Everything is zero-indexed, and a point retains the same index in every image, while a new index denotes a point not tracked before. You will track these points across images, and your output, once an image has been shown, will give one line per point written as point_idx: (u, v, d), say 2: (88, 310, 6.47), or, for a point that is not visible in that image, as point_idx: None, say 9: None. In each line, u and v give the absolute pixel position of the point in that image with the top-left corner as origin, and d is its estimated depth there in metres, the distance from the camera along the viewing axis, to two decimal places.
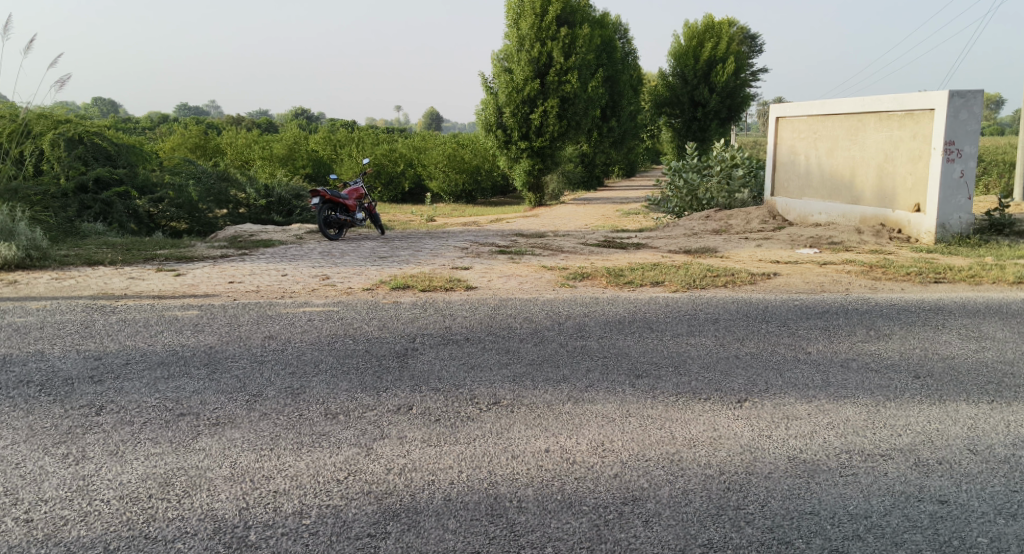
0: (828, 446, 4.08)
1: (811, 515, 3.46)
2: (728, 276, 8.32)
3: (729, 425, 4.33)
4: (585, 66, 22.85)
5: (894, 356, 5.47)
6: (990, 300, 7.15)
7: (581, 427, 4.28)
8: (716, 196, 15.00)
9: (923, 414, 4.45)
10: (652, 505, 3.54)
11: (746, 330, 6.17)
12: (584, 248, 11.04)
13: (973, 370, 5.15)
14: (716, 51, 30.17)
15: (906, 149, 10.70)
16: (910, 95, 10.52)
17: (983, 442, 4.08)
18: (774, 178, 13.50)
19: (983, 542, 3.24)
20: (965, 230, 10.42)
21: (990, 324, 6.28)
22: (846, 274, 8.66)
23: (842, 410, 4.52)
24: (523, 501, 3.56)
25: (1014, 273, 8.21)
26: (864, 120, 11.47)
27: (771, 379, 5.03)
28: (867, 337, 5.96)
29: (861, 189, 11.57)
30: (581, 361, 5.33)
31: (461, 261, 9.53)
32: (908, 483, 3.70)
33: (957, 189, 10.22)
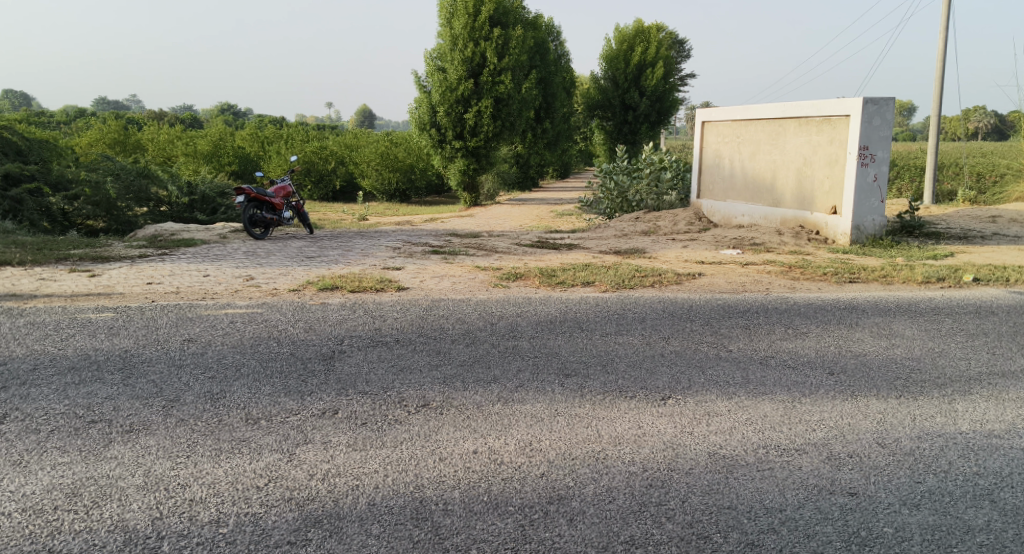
0: (746, 442, 4.21)
1: (728, 509, 3.56)
2: (656, 276, 8.48)
3: (653, 422, 4.42)
4: (518, 67, 22.96)
5: (810, 353, 5.66)
6: (901, 299, 7.48)
7: (509, 427, 4.30)
8: (646, 198, 15.27)
9: (836, 410, 4.62)
10: (576, 503, 3.59)
11: (672, 329, 6.30)
12: (517, 248, 11.09)
13: (883, 366, 5.38)
14: (646, 54, 30.68)
15: (823, 154, 11.09)
16: (828, 101, 10.91)
17: (891, 436, 4.26)
18: (700, 180, 13.82)
19: (889, 532, 3.39)
20: (877, 231, 10.90)
21: (900, 322, 6.56)
22: (767, 274, 8.93)
23: (760, 406, 4.67)
24: (449, 504, 3.55)
25: (923, 273, 8.61)
26: (785, 125, 11.84)
27: (694, 377, 5.14)
28: (786, 335, 6.16)
29: (782, 192, 11.95)
30: (512, 361, 5.35)
31: (392, 261, 9.45)
32: (820, 476, 3.84)
33: (870, 193, 10.68)
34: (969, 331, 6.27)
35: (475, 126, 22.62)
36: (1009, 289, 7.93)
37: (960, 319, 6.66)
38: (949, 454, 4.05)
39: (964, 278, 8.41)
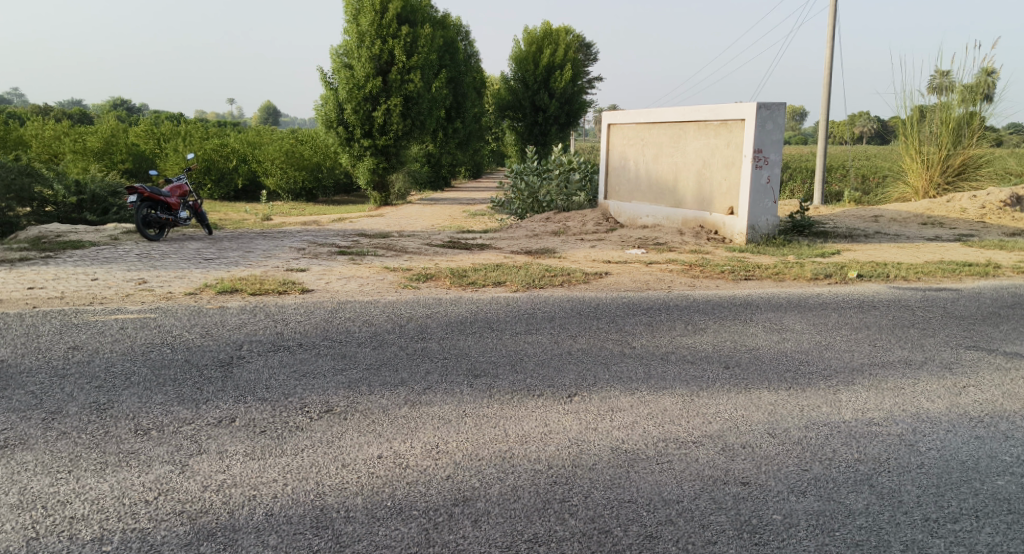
0: (647, 435, 4.32)
1: (629, 502, 3.64)
2: (565, 276, 8.57)
3: (559, 420, 4.47)
4: (427, 66, 22.86)
5: (708, 348, 5.86)
6: (793, 295, 7.84)
7: (416, 430, 4.27)
8: (556, 199, 15.44)
9: (731, 402, 4.80)
10: (481, 504, 3.60)
11: (580, 327, 6.38)
12: (426, 248, 11.04)
13: (774, 360, 5.62)
14: (555, 56, 31.05)
15: (721, 156, 11.49)
16: (724, 105, 11.30)
17: (781, 426, 4.46)
18: (607, 181, 14.08)
19: (778, 519, 3.54)
20: (771, 231, 11.37)
21: (791, 317, 6.86)
22: (669, 273, 9.18)
23: (660, 400, 4.80)
24: (351, 511, 3.50)
25: (813, 270, 9.03)
26: (685, 128, 12.19)
27: (599, 373, 5.24)
28: (686, 330, 6.36)
29: (683, 193, 12.30)
30: (420, 363, 5.32)
31: (297, 262, 9.25)
32: (716, 467, 3.98)
33: (763, 194, 11.14)
34: (853, 324, 6.63)
35: (384, 124, 22.37)
36: (889, 285, 8.43)
37: (846, 313, 7.03)
38: (833, 442, 4.27)
39: (849, 275, 8.87)
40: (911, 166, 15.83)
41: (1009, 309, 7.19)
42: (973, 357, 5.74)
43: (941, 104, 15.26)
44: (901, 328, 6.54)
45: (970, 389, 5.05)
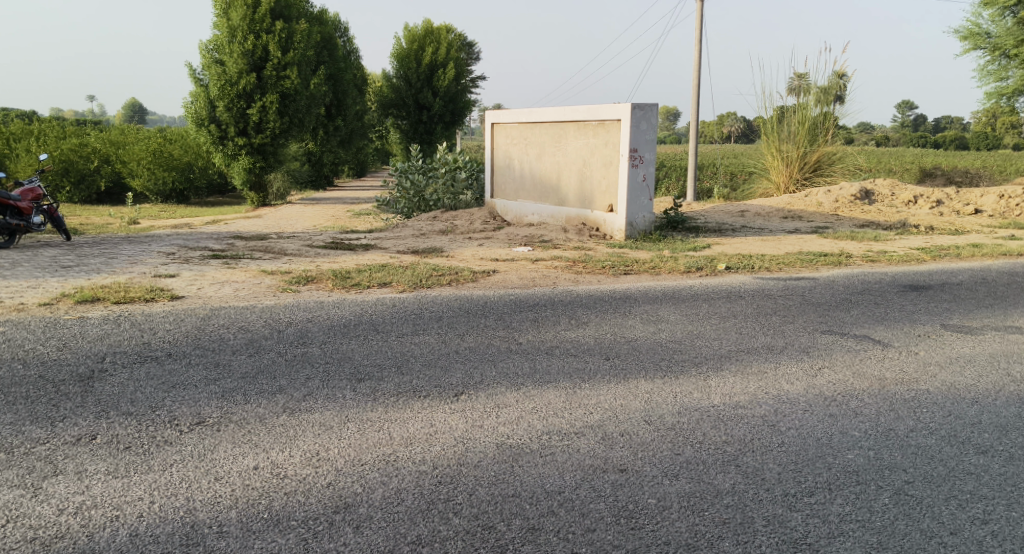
0: (532, 429, 4.37)
1: (513, 497, 3.68)
2: (452, 275, 8.54)
3: (445, 419, 4.46)
4: (303, 63, 22.30)
5: (590, 341, 6.00)
6: (668, 287, 8.14)
7: (295, 439, 4.15)
8: (443, 197, 15.37)
9: (610, 392, 4.94)
10: (363, 509, 3.54)
11: (466, 325, 6.38)
12: (306, 250, 10.77)
13: (651, 350, 5.82)
14: (436, 54, 30.94)
15: (600, 155, 11.79)
16: (601, 105, 11.60)
17: (656, 413, 4.62)
18: (492, 180, 14.16)
19: (653, 502, 3.66)
20: (648, 227, 11.76)
21: (666, 309, 7.12)
22: (554, 269, 9.32)
23: (545, 394, 4.87)
24: (224, 525, 3.37)
25: (686, 263, 9.40)
26: (565, 128, 12.43)
27: (486, 370, 5.26)
28: (569, 325, 6.47)
29: (566, 192, 12.52)
30: (301, 369, 5.16)
31: (166, 268, 8.81)
32: (596, 456, 4.08)
33: (640, 192, 11.51)
34: (722, 313, 6.95)
35: (260, 122, 21.61)
36: (755, 276, 8.88)
37: (715, 303, 7.36)
38: (704, 426, 4.46)
39: (719, 267, 9.29)
40: (772, 163, 16.83)
41: (859, 295, 7.74)
42: (828, 340, 6.14)
43: (798, 105, 16.17)
44: (765, 315, 6.92)
45: (825, 370, 5.41)
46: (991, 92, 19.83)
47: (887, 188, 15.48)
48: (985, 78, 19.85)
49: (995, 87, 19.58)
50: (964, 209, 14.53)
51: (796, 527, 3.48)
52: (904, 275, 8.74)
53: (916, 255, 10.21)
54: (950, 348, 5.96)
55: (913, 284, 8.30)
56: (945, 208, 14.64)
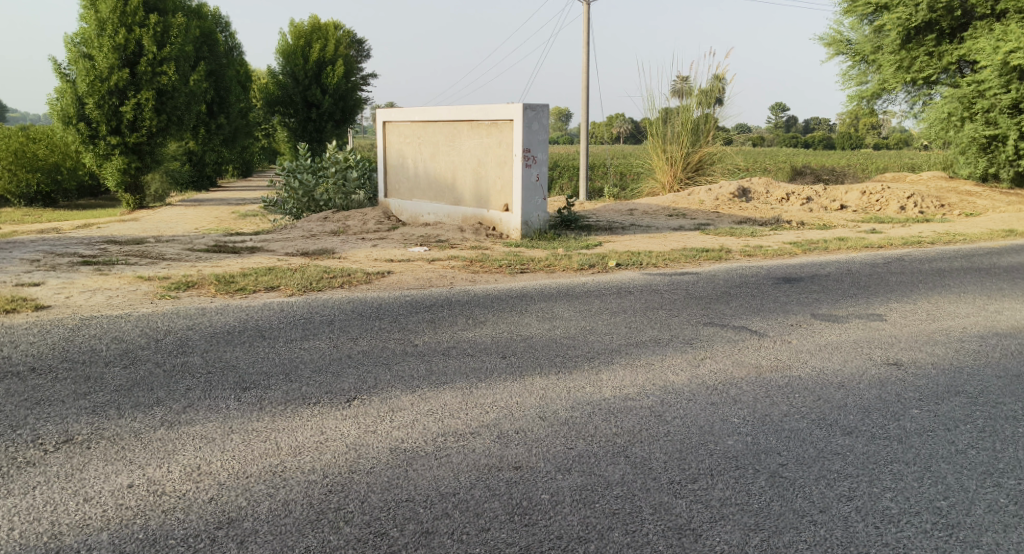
0: (427, 432, 4.33)
1: (406, 501, 3.63)
2: (344, 277, 8.39)
3: (336, 426, 4.36)
4: (181, 59, 21.37)
5: (486, 340, 6.00)
6: (562, 285, 8.24)
7: (174, 453, 3.96)
8: (334, 198, 15.03)
9: (506, 390, 4.95)
10: (248, 523, 3.41)
11: (359, 328, 6.26)
12: (187, 254, 10.30)
13: (545, 346, 5.88)
14: (324, 52, 30.34)
15: (494, 155, 11.84)
16: (494, 105, 11.66)
17: (550, 409, 4.67)
18: (385, 179, 13.97)
19: (547, 498, 3.70)
20: (543, 226, 11.89)
21: (560, 306, 7.21)
22: (450, 269, 9.28)
23: (440, 395, 4.84)
24: (93, 550, 3.18)
25: (580, 261, 9.55)
26: (458, 127, 12.41)
27: (379, 374, 5.17)
28: (466, 325, 6.46)
29: (461, 191, 12.51)
30: (181, 380, 4.92)
31: (30, 276, 8.24)
32: (491, 455, 4.09)
33: (534, 191, 11.64)
34: (613, 309, 7.11)
35: (135, 120, 20.54)
36: (643, 272, 9.13)
37: (606, 299, 7.52)
38: (595, 419, 4.54)
39: (610, 264, 9.50)
40: (657, 163, 17.36)
41: (738, 289, 8.08)
42: (709, 332, 6.39)
43: (681, 107, 16.75)
44: (653, 310, 7.12)
45: (707, 360, 5.62)
46: (853, 96, 21.15)
47: (762, 186, 16.24)
48: (848, 82, 21.15)
49: (857, 91, 20.88)
50: (830, 206, 15.42)
51: (681, 514, 3.59)
52: (778, 268, 9.23)
53: (790, 249, 10.76)
54: (818, 335, 6.31)
55: (786, 276, 8.76)
56: (814, 204, 15.50)
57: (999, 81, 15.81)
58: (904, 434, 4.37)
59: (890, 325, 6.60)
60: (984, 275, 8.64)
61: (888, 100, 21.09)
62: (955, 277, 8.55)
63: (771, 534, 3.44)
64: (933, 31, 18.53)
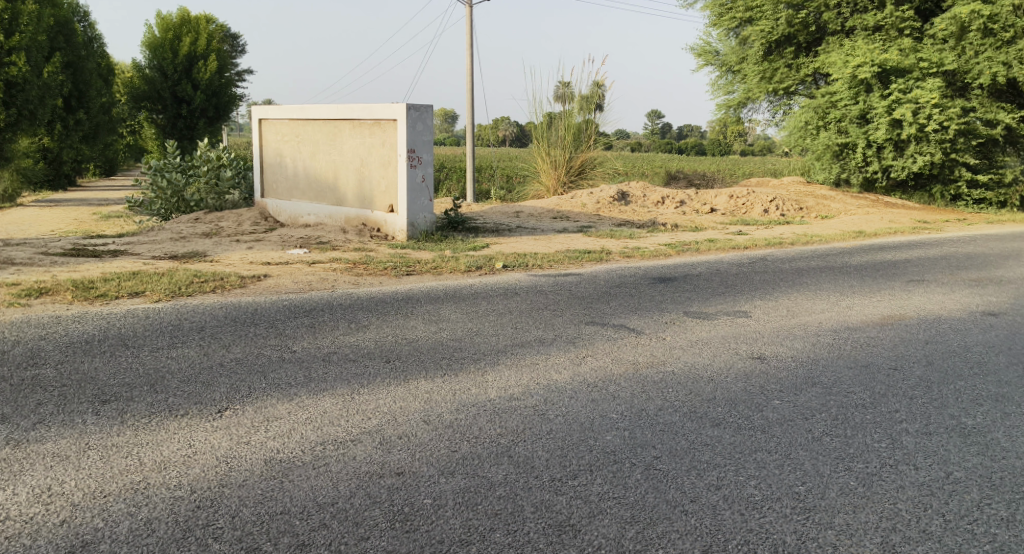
0: (304, 441, 4.21)
1: (281, 514, 3.52)
2: (217, 281, 8.05)
3: (206, 438, 4.17)
4: (33, 49, 19.92)
5: (369, 345, 5.90)
6: (447, 287, 8.21)
7: (21, 475, 3.68)
8: (205, 198, 14.38)
9: (389, 395, 4.88)
10: (106, 546, 3.21)
11: (232, 335, 6.02)
12: (41, 258, 9.61)
13: (431, 349, 5.84)
14: (195, 46, 29.13)
15: (377, 154, 11.68)
16: (376, 104, 11.52)
17: (434, 412, 4.63)
18: (262, 179, 13.48)
19: (429, 503, 3.67)
20: (429, 227, 11.81)
21: (446, 308, 7.19)
22: (331, 272, 9.07)
23: (319, 403, 4.71)
24: None
25: (466, 263, 9.55)
26: (339, 126, 12.17)
27: (254, 383, 4.98)
28: (348, 329, 6.32)
29: (343, 191, 12.27)
30: (31, 395, 4.58)
31: None
32: (372, 462, 4.01)
33: (420, 192, 11.55)
34: (498, 310, 7.14)
35: None
36: (529, 273, 9.24)
37: (492, 301, 7.55)
38: (479, 421, 4.54)
39: (496, 265, 9.55)
40: (541, 166, 17.59)
41: (618, 289, 8.31)
42: (591, 331, 6.52)
43: (563, 111, 17.06)
44: (538, 310, 7.21)
45: (589, 358, 5.73)
46: (722, 104, 22.19)
47: (639, 190, 16.75)
48: (716, 91, 22.17)
49: (725, 100, 21.93)
50: (702, 209, 16.09)
51: (561, 510, 3.64)
52: (655, 269, 9.55)
53: (666, 250, 11.15)
54: (691, 332, 6.56)
55: (662, 276, 9.09)
56: (687, 208, 16.14)
57: (848, 93, 16.96)
58: (767, 424, 4.60)
59: (756, 321, 6.95)
60: (839, 273, 9.23)
61: (753, 109, 22.26)
62: (813, 275, 9.09)
63: (645, 526, 3.54)
64: (791, 44, 19.71)
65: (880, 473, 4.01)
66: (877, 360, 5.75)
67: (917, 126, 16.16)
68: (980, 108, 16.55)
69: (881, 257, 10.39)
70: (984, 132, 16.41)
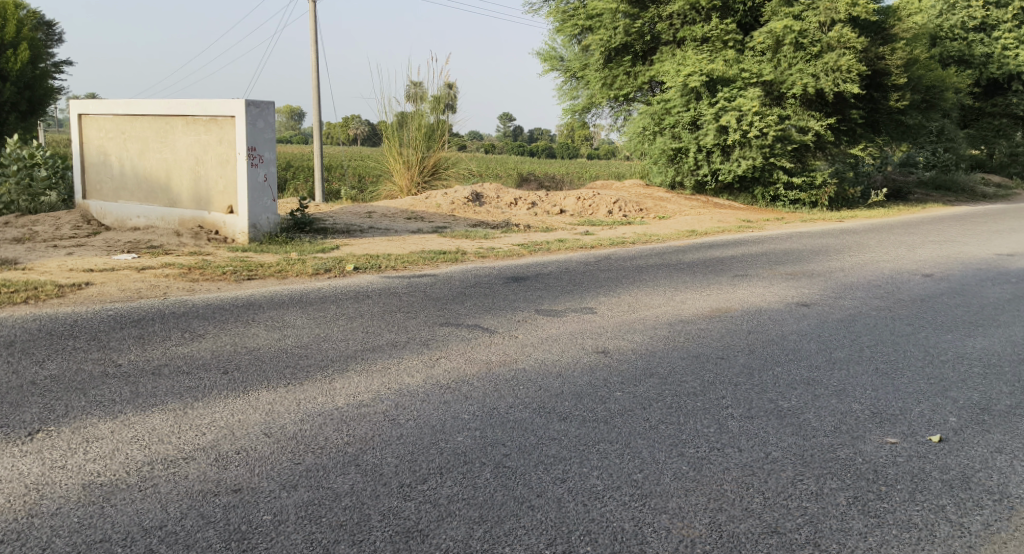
0: (130, 461, 3.93)
1: (101, 542, 3.28)
2: (30, 290, 7.38)
3: (14, 466, 3.82)
4: None
5: (205, 355, 5.59)
6: (292, 292, 7.94)
7: None
8: (16, 200, 13.17)
9: (226, 408, 4.64)
10: None
11: (48, 350, 5.54)
12: None
13: (274, 358, 5.62)
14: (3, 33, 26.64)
15: (214, 153, 11.15)
16: (212, 101, 11.00)
17: (276, 424, 4.46)
18: (83, 179, 12.46)
19: (268, 519, 3.52)
20: (272, 229, 11.37)
21: (292, 314, 6.94)
22: (164, 278, 8.55)
23: (148, 420, 4.42)
24: None
25: (312, 266, 9.27)
26: (171, 123, 11.49)
27: (72, 401, 4.60)
28: (182, 339, 5.97)
29: (177, 191, 11.60)
30: None
31: None
32: (206, 480, 3.81)
33: (262, 192, 11.12)
34: (348, 314, 6.98)
35: None
36: (380, 275, 9.09)
37: (341, 305, 7.37)
38: (326, 430, 4.42)
39: (346, 268, 9.34)
40: (392, 166, 17.37)
41: (472, 289, 8.37)
42: (444, 332, 6.51)
43: (414, 111, 16.93)
44: (389, 313, 7.11)
45: (441, 360, 5.72)
46: (567, 109, 22.82)
47: (493, 191, 16.93)
48: (562, 96, 22.78)
49: (570, 104, 22.58)
50: (552, 211, 16.48)
51: (409, 516, 3.60)
52: (507, 268, 9.67)
53: (518, 250, 11.32)
54: (542, 330, 6.69)
55: (515, 275, 9.23)
56: (539, 209, 16.47)
57: (681, 100, 18.00)
58: (609, 415, 4.78)
59: (601, 317, 7.20)
60: (674, 270, 9.74)
61: (597, 115, 23.05)
62: (652, 272, 9.53)
63: (493, 524, 3.57)
64: (629, 53, 20.62)
65: (709, 456, 4.25)
66: (707, 350, 6.10)
67: (741, 132, 17.40)
68: (793, 117, 17.74)
69: (712, 254, 11.06)
70: (797, 139, 17.62)
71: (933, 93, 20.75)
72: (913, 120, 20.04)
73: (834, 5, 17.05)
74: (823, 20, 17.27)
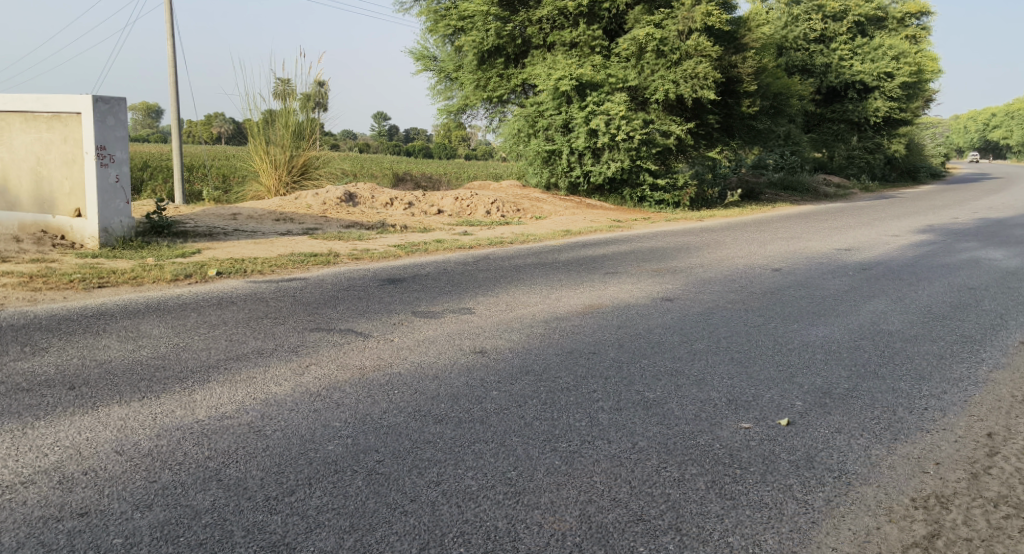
0: None
1: None
2: None
3: None
4: None
5: (49, 371, 5.20)
6: (150, 299, 7.52)
7: None
8: None
9: (73, 426, 4.34)
10: None
11: None
12: None
13: (128, 370, 5.30)
14: None
15: (57, 152, 10.39)
16: (55, 96, 10.26)
17: (129, 441, 4.21)
18: None
19: (119, 542, 3.34)
20: (126, 233, 10.70)
21: (148, 323, 6.57)
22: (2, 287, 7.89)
23: None
24: None
25: (172, 271, 8.82)
26: (7, 120, 10.63)
27: None
28: (21, 354, 5.53)
29: (16, 194, 10.73)
30: None
31: None
32: (48, 505, 3.56)
33: (114, 194, 10.45)
34: (210, 322, 6.68)
35: None
36: (246, 280, 8.76)
37: (203, 312, 7.04)
38: (184, 445, 4.21)
39: (208, 273, 8.92)
40: (259, 166, 16.75)
41: (345, 292, 8.20)
42: (315, 338, 6.34)
43: (282, 110, 16.40)
44: (255, 319, 6.86)
45: (312, 367, 5.56)
46: (442, 109, 22.80)
47: (367, 191, 16.65)
48: (436, 96, 22.74)
49: (444, 105, 22.56)
50: (429, 211, 16.40)
51: (275, 530, 3.49)
52: (382, 270, 9.54)
53: (393, 251, 11.17)
54: (417, 332, 6.63)
55: (390, 277, 9.12)
56: (415, 210, 16.35)
57: (553, 103, 18.37)
58: (484, 415, 4.80)
59: (478, 317, 7.23)
60: (549, 268, 9.92)
61: (472, 115, 23.15)
62: (528, 271, 9.67)
63: (363, 533, 3.51)
64: (501, 56, 20.83)
65: (580, 450, 4.35)
66: (580, 346, 6.25)
67: (609, 135, 17.95)
68: (656, 122, 18.46)
69: (584, 253, 11.33)
70: (660, 142, 18.35)
71: (781, 100, 22.14)
72: (764, 125, 21.27)
73: (691, 15, 17.87)
74: (682, 29, 18.06)
